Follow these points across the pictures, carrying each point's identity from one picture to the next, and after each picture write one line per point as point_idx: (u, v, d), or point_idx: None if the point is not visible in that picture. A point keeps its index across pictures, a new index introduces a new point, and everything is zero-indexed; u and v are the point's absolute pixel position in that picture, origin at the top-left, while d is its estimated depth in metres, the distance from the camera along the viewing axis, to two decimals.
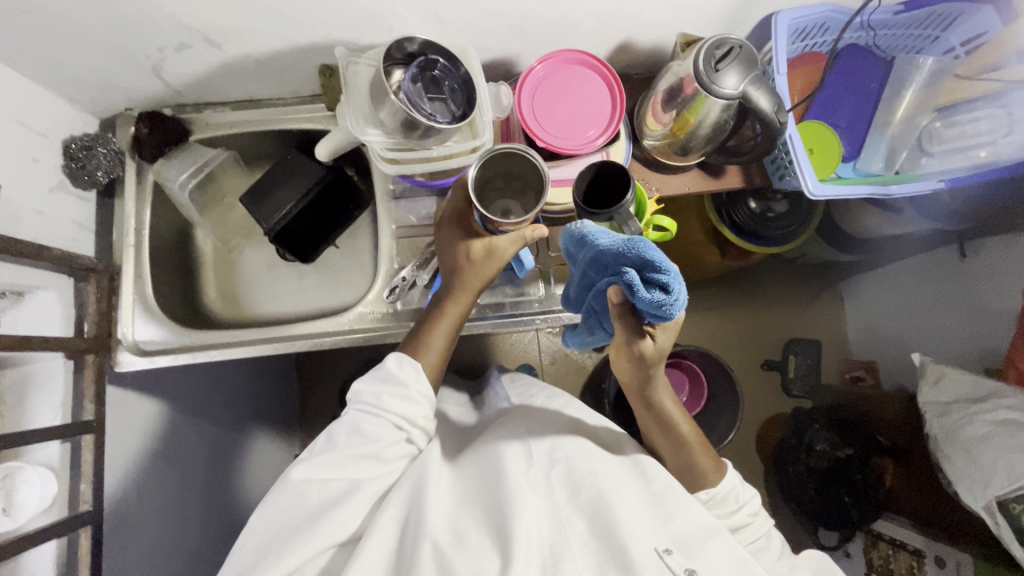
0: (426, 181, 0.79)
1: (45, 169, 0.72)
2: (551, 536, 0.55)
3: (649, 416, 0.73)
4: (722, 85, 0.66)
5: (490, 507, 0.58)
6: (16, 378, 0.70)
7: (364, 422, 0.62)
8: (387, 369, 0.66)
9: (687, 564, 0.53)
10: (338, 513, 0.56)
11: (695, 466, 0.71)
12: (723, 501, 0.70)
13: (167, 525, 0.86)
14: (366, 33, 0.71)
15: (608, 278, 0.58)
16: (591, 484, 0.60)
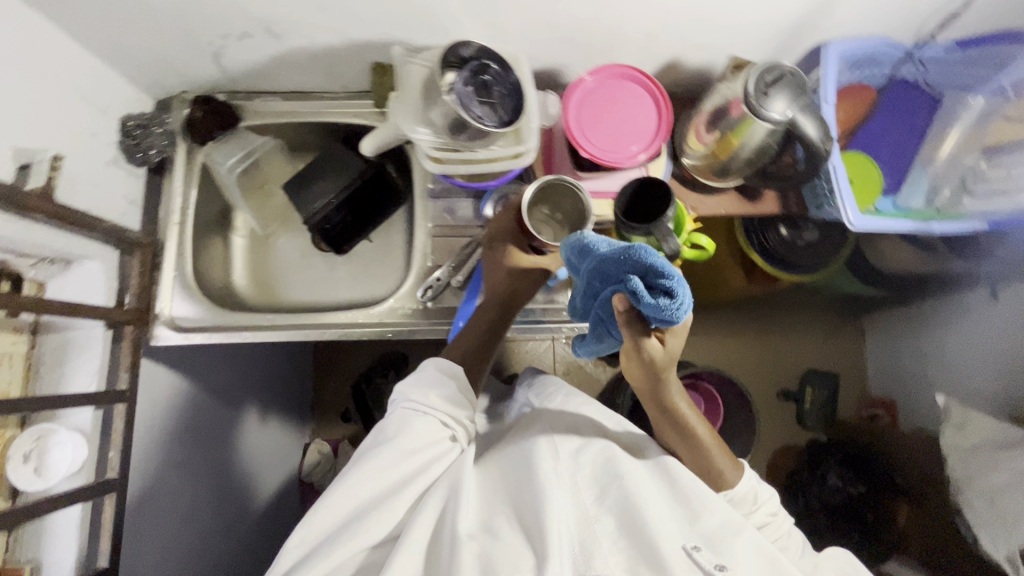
0: (466, 182, 0.80)
1: (102, 144, 0.75)
2: (578, 531, 0.57)
3: (662, 420, 0.69)
4: (772, 110, 0.66)
5: (522, 504, 0.60)
6: (57, 342, 0.72)
7: (415, 423, 0.63)
8: (432, 371, 0.68)
9: (715, 559, 0.54)
10: (387, 511, 0.57)
11: (717, 468, 0.67)
12: (745, 503, 0.67)
13: (184, 499, 0.87)
14: (421, 33, 0.72)
15: (612, 287, 0.55)
16: (623, 482, 0.61)
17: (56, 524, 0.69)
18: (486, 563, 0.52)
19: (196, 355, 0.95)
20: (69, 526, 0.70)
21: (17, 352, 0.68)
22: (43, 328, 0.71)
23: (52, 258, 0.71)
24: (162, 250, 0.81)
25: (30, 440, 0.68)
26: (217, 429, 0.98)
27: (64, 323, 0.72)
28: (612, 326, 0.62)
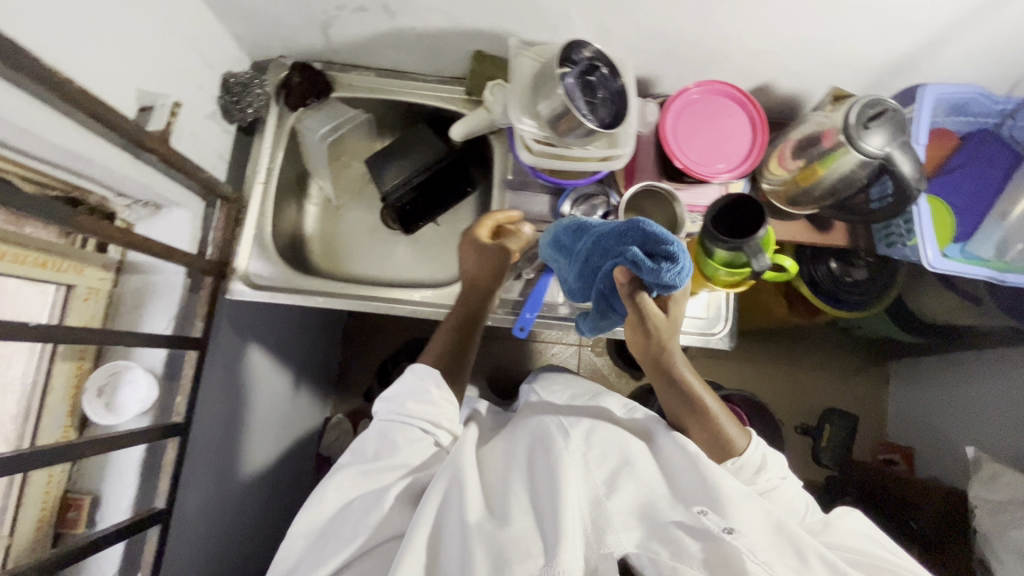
0: (553, 179, 0.80)
1: (205, 97, 0.76)
2: (591, 511, 0.58)
3: (666, 392, 0.76)
4: (869, 143, 0.67)
5: (541, 486, 0.61)
6: (138, 284, 0.74)
7: (395, 432, 0.66)
8: (412, 379, 0.71)
9: (723, 522, 0.54)
10: (382, 512, 0.59)
11: (721, 432, 0.72)
12: (746, 470, 0.70)
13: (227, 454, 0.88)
14: (532, 28, 0.73)
15: (609, 261, 0.64)
16: (629, 468, 0.63)
17: (119, 462, 0.71)
18: (498, 547, 0.53)
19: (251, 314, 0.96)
20: (129, 464, 0.71)
21: (102, 288, 0.70)
22: (129, 268, 0.74)
23: (145, 201, 0.73)
24: (243, 207, 0.82)
25: (105, 375, 0.70)
26: (263, 392, 0.99)
27: (147, 265, 0.74)
28: (615, 302, 0.70)
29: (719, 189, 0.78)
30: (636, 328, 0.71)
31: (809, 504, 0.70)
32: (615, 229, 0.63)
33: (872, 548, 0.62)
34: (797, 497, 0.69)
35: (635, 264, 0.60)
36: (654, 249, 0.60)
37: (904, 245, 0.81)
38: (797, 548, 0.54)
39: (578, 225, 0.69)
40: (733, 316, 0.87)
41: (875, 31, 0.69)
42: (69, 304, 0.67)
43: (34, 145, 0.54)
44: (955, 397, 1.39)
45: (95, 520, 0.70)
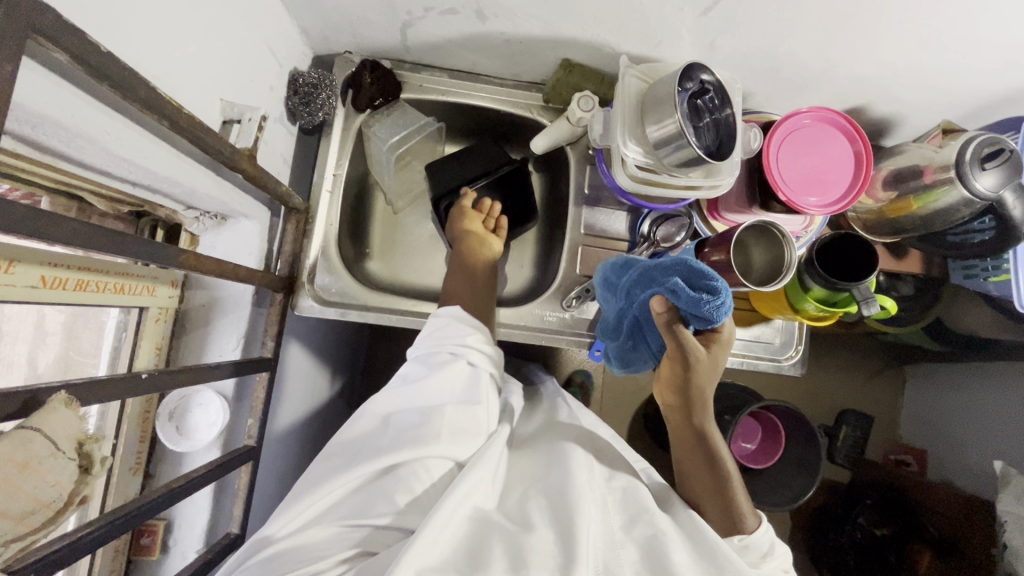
0: (640, 200, 0.77)
1: (275, 99, 0.71)
2: (605, 553, 0.54)
3: (688, 449, 0.66)
4: (981, 182, 0.65)
5: (549, 508, 0.57)
6: (205, 300, 0.70)
7: (425, 362, 0.65)
8: (438, 318, 0.70)
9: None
10: (414, 431, 0.59)
11: (736, 502, 0.63)
12: (755, 551, 0.60)
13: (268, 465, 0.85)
14: (634, 42, 0.69)
15: (650, 291, 0.62)
16: (644, 514, 0.58)
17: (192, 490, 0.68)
18: (517, 559, 0.50)
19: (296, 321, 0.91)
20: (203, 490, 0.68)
21: (170, 307, 0.66)
22: (193, 283, 0.69)
23: (213, 213, 0.68)
24: (310, 216, 0.78)
25: (175, 397, 0.67)
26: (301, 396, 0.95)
27: (214, 282, 0.70)
28: (646, 333, 0.67)
29: (806, 219, 0.76)
30: (674, 363, 0.62)
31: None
32: (666, 262, 0.62)
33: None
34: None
35: (676, 293, 0.58)
36: (698, 283, 0.58)
37: (984, 279, 0.80)
38: None
39: (629, 258, 0.69)
40: (807, 339, 0.85)
41: (997, 64, 0.66)
42: (141, 325, 0.63)
43: (125, 169, 0.49)
44: (980, 411, 1.36)
45: (168, 545, 0.67)
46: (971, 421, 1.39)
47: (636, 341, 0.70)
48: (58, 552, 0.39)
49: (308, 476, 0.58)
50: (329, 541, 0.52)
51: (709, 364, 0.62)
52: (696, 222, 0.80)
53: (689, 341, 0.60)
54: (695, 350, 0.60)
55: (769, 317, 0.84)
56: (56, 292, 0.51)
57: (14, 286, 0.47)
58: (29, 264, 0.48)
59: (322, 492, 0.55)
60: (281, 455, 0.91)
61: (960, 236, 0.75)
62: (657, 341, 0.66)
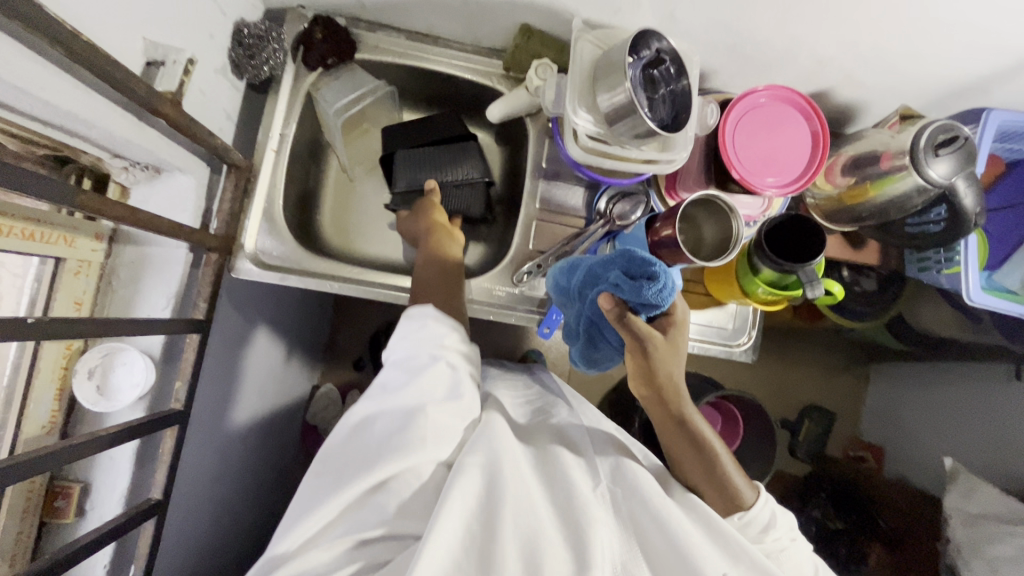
0: (593, 174, 0.76)
1: (217, 49, 0.67)
2: (621, 552, 0.52)
3: (674, 440, 0.63)
4: (934, 169, 0.64)
5: (553, 513, 0.55)
6: (134, 257, 0.66)
7: (399, 373, 0.60)
8: (409, 319, 0.65)
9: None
10: (396, 443, 0.55)
11: (730, 484, 0.61)
12: (752, 526, 0.60)
13: (206, 433, 0.82)
14: (595, 8, 0.66)
15: (597, 289, 0.59)
16: (656, 507, 0.55)
17: (112, 453, 0.65)
18: (531, 546, 0.50)
19: (235, 284, 0.85)
20: (124, 453, 0.65)
21: (94, 261, 0.63)
22: (123, 238, 0.66)
23: (145, 164, 0.64)
24: (253, 176, 0.74)
25: (97, 356, 0.63)
26: (245, 364, 0.91)
27: (145, 237, 0.66)
28: (604, 330, 0.64)
29: (763, 203, 0.74)
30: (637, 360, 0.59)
31: (816, 565, 0.61)
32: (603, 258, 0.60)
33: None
34: (807, 559, 0.61)
35: (618, 286, 0.56)
36: (638, 271, 0.56)
37: (937, 271, 0.80)
38: None
39: (572, 260, 0.67)
40: (760, 325, 0.85)
41: (955, 49, 0.65)
42: (57, 278, 0.59)
43: (27, 103, 0.46)
44: (935, 408, 1.37)
45: (85, 510, 0.65)
46: (926, 420, 1.39)
47: (596, 340, 0.66)
48: None
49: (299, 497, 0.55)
50: (336, 563, 0.51)
51: (669, 349, 0.59)
52: (654, 200, 0.78)
53: (643, 330, 0.57)
54: (653, 339, 0.58)
55: (722, 301, 0.83)
56: None
57: None
58: None
59: (311, 518, 0.52)
60: (224, 427, 0.88)
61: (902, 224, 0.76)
62: (616, 338, 0.63)
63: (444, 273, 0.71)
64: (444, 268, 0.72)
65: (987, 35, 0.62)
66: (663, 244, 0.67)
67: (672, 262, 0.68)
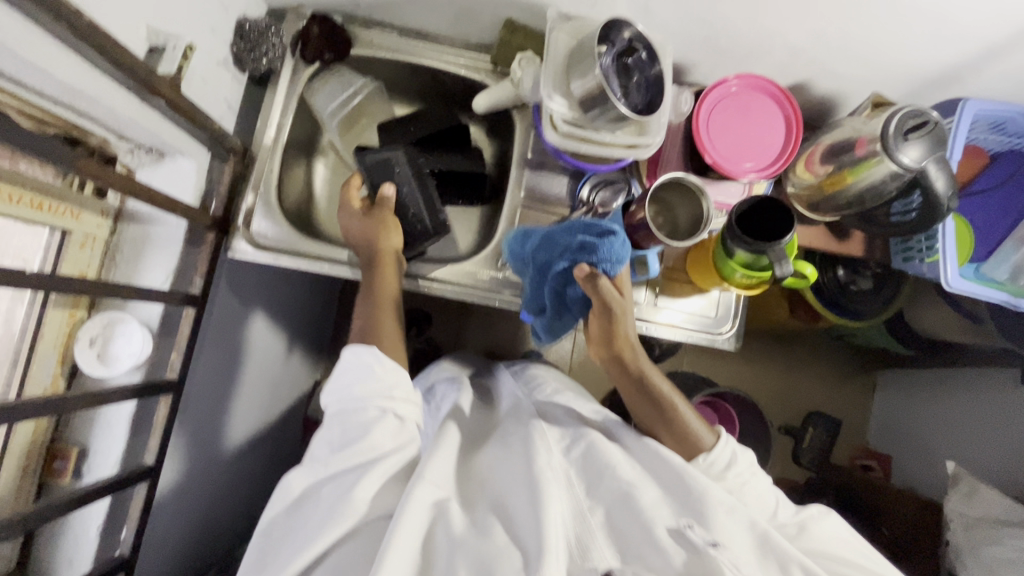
0: (574, 160, 0.77)
1: (219, 41, 0.72)
2: (574, 527, 0.53)
3: (636, 395, 0.69)
4: (905, 155, 0.65)
5: (514, 501, 0.55)
6: (137, 234, 0.71)
7: (345, 428, 0.59)
8: (349, 362, 0.63)
9: (710, 537, 0.52)
10: (356, 495, 0.54)
11: (689, 430, 0.66)
12: (714, 466, 0.64)
13: (203, 411, 0.85)
14: (572, 2, 0.70)
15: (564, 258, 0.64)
16: (612, 475, 0.57)
17: (109, 419, 0.69)
18: (482, 557, 0.49)
19: (235, 267, 0.87)
20: (120, 419, 0.69)
21: (98, 236, 0.67)
22: (127, 217, 0.70)
23: (149, 147, 0.69)
24: (250, 162, 0.79)
25: (98, 326, 0.67)
26: (246, 349, 0.95)
27: (148, 216, 0.71)
28: (569, 301, 0.68)
29: (743, 189, 0.76)
30: (600, 319, 0.65)
31: (779, 497, 0.64)
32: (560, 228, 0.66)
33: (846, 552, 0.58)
34: (767, 491, 0.65)
35: (587, 248, 0.62)
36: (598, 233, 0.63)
37: (920, 260, 0.80)
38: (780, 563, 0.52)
39: (523, 235, 0.70)
40: (742, 313, 0.86)
41: (921, 37, 0.67)
42: (63, 249, 0.63)
43: (34, 77, 0.50)
44: (943, 417, 1.33)
45: (81, 472, 0.68)
46: (934, 426, 1.36)
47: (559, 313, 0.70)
48: None
49: (247, 566, 0.53)
50: None
51: (627, 308, 0.65)
52: (634, 187, 0.80)
53: (610, 293, 0.63)
54: (614, 298, 0.63)
55: (705, 290, 0.84)
56: None
57: None
58: None
59: None
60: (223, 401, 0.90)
61: (880, 211, 0.77)
62: (579, 302, 0.68)
63: (384, 308, 0.70)
64: (383, 301, 0.70)
65: (952, 23, 0.64)
66: (637, 227, 0.69)
67: (650, 244, 0.70)
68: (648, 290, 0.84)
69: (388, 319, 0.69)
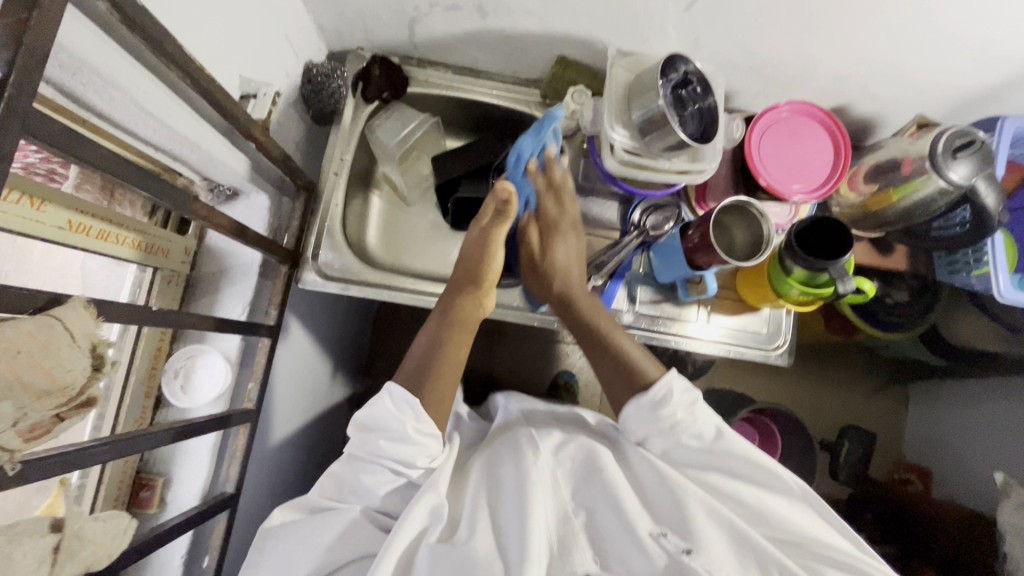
0: (629, 186, 0.80)
1: (291, 85, 0.76)
2: (558, 529, 0.57)
3: (589, 339, 0.72)
4: (955, 172, 0.68)
5: (499, 509, 0.59)
6: (215, 269, 0.73)
7: (357, 480, 0.59)
8: (386, 407, 0.59)
9: (683, 543, 0.56)
10: (340, 540, 0.56)
11: (632, 368, 0.68)
12: (651, 398, 0.64)
13: (265, 440, 0.86)
14: (625, 38, 0.74)
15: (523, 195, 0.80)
16: (601, 477, 0.62)
17: (191, 448, 0.71)
18: (462, 564, 0.52)
19: (297, 298, 0.89)
20: (202, 449, 0.71)
21: (182, 272, 0.70)
22: (206, 252, 0.73)
23: (228, 186, 0.73)
24: (316, 197, 0.82)
25: (182, 358, 0.70)
26: (300, 376, 0.97)
27: (226, 251, 0.74)
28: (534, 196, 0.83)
29: (790, 211, 0.79)
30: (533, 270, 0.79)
31: (718, 425, 0.64)
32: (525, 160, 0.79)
33: (811, 526, 0.59)
34: (706, 421, 0.64)
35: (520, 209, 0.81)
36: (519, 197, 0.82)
37: (968, 273, 0.82)
38: (756, 556, 0.56)
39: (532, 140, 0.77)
40: (794, 329, 0.87)
41: (963, 62, 0.70)
42: (153, 285, 0.66)
43: (149, 128, 0.53)
44: (979, 427, 1.29)
45: (166, 502, 0.70)
46: (964, 433, 1.33)
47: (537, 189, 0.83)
48: (67, 458, 0.40)
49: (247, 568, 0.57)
50: None
51: (552, 262, 0.77)
52: (684, 211, 0.83)
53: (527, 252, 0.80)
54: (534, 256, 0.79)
55: (756, 307, 0.86)
56: (80, 237, 0.55)
57: (44, 223, 0.51)
58: (58, 205, 0.52)
59: None
60: (280, 428, 0.91)
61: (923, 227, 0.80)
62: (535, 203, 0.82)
63: (445, 354, 0.67)
64: (444, 345, 0.67)
65: (995, 48, 0.67)
66: (696, 250, 0.72)
67: (707, 265, 0.72)
68: (700, 308, 0.86)
69: (447, 366, 0.66)
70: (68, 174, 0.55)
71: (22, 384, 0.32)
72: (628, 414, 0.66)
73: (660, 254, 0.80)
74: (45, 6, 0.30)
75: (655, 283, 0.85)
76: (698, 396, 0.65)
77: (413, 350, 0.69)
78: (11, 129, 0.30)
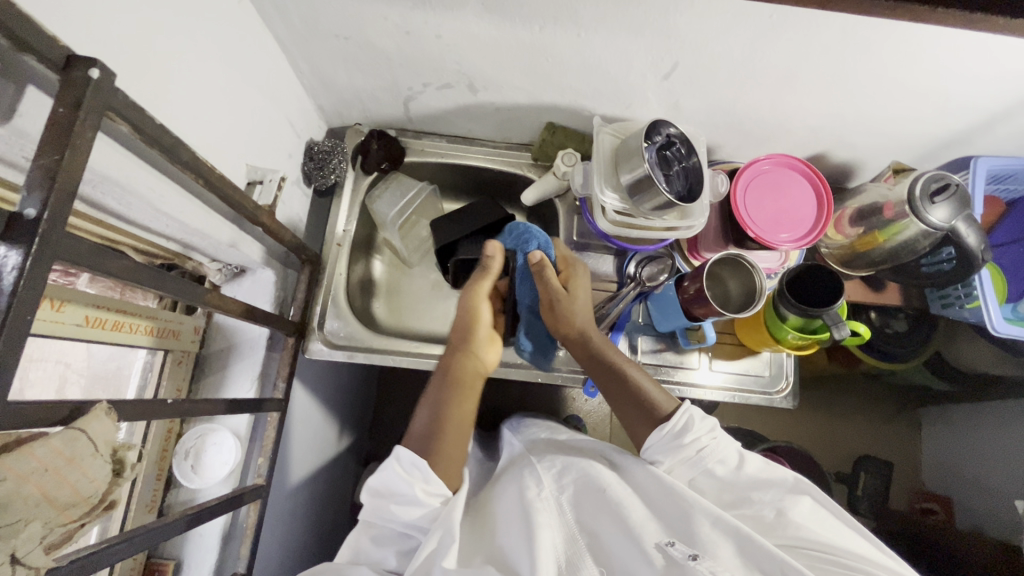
0: (624, 244, 0.83)
1: (293, 164, 0.80)
2: (566, 550, 0.52)
3: (615, 393, 0.71)
4: (933, 215, 0.70)
5: (506, 539, 0.53)
6: (223, 345, 0.75)
7: (369, 543, 0.56)
8: (394, 472, 0.57)
9: (690, 550, 0.50)
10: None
11: (648, 402, 0.68)
12: (672, 432, 0.63)
13: (276, 514, 0.85)
14: (608, 104, 0.79)
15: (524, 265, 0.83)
16: (604, 497, 0.57)
17: (202, 530, 0.70)
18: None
19: (305, 365, 0.90)
20: (213, 528, 0.70)
21: (192, 351, 0.72)
22: (215, 330, 0.75)
23: (235, 265, 0.75)
24: (320, 267, 0.84)
25: (193, 437, 0.71)
26: (309, 443, 0.96)
27: (234, 327, 0.75)
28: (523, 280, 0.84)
29: (780, 256, 0.82)
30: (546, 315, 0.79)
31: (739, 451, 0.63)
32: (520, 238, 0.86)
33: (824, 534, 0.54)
34: (729, 450, 0.63)
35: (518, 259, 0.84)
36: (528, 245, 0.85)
37: (960, 306, 0.84)
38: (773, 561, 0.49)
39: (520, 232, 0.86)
40: (796, 371, 0.88)
41: (928, 114, 0.74)
42: (164, 367, 0.68)
43: (164, 223, 0.56)
44: (992, 446, 1.21)
45: None
46: (978, 453, 1.26)
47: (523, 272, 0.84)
48: (87, 559, 0.41)
49: None
50: None
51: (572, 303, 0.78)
52: (677, 261, 0.87)
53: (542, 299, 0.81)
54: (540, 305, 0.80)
55: (757, 350, 0.87)
56: (99, 331, 0.58)
57: (64, 322, 0.54)
58: (77, 304, 0.55)
59: None
60: (289, 503, 0.90)
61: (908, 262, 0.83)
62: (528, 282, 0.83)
63: (449, 411, 0.65)
64: (447, 405, 0.66)
65: (958, 99, 0.71)
66: (693, 301, 0.74)
67: (705, 316, 0.74)
68: (701, 355, 0.87)
69: (454, 423, 0.64)
70: (81, 274, 0.57)
71: (49, 501, 0.34)
72: (652, 444, 0.64)
73: (658, 305, 0.82)
74: (77, 144, 0.33)
75: (656, 332, 0.87)
76: (716, 424, 0.64)
77: (415, 417, 0.66)
78: (44, 259, 0.32)
